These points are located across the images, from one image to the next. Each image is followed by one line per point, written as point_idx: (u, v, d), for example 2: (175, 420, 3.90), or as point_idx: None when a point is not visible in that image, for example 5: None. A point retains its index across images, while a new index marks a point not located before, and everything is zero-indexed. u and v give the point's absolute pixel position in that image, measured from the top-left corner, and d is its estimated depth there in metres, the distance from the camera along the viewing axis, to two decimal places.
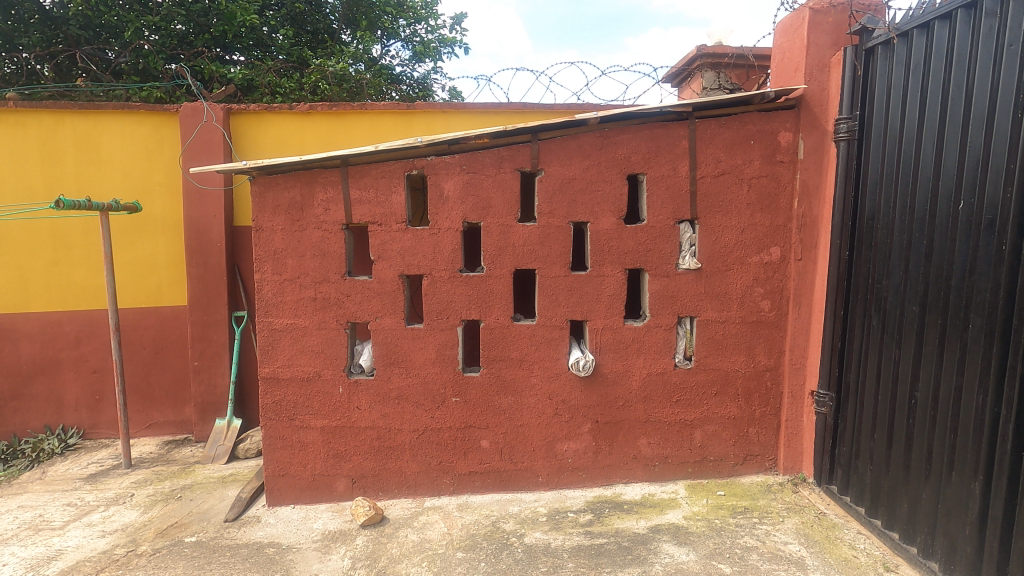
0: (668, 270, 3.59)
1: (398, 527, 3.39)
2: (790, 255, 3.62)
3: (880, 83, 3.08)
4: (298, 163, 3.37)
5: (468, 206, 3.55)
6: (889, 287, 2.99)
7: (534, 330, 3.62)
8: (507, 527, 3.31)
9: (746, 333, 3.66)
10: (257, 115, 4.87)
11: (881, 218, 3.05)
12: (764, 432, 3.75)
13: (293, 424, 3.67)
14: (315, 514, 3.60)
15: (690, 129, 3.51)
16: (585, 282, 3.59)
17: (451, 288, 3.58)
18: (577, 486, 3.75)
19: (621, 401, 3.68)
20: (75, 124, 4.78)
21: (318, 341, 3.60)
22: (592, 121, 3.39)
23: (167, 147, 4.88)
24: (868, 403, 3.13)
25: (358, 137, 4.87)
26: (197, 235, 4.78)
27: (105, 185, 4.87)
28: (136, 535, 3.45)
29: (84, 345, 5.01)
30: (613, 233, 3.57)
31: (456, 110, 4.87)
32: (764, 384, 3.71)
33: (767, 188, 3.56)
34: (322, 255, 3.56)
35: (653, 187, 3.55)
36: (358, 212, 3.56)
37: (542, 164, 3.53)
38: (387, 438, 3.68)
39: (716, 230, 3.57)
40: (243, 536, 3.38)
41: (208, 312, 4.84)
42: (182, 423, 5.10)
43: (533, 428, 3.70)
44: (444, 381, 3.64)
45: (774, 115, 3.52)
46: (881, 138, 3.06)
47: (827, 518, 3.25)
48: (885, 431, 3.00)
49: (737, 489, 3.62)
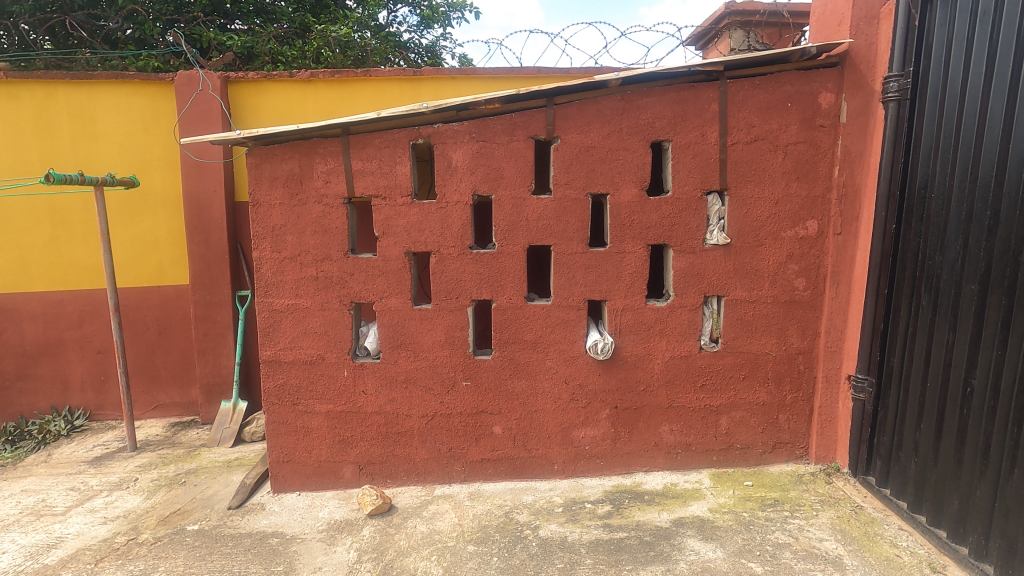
0: (694, 246, 3.32)
1: (407, 516, 3.23)
2: (828, 229, 3.33)
3: (939, 34, 2.74)
4: (297, 132, 3.14)
5: (479, 177, 3.30)
6: (943, 264, 2.70)
7: (549, 311, 3.38)
8: (520, 518, 3.13)
9: (779, 314, 3.39)
10: (257, 83, 4.62)
11: (935, 186, 2.75)
12: (795, 419, 3.51)
13: (297, 410, 3.51)
14: (321, 501, 3.45)
15: (720, 90, 3.21)
16: (605, 259, 3.34)
17: (461, 266, 3.36)
18: (595, 474, 3.56)
19: (642, 385, 3.46)
20: (70, 95, 4.58)
21: (321, 322, 3.41)
22: (613, 83, 3.10)
23: (165, 119, 4.66)
24: (914, 389, 2.87)
25: (362, 105, 4.61)
26: (197, 211, 4.59)
27: (103, 159, 4.67)
28: (138, 523, 3.34)
29: (87, 325, 4.89)
30: (635, 207, 3.30)
31: (466, 77, 4.58)
32: (797, 368, 3.46)
33: (804, 155, 3.26)
34: (324, 232, 3.34)
35: (680, 156, 3.26)
36: (360, 185, 3.32)
37: (558, 131, 3.25)
38: (395, 424, 3.51)
39: (747, 202, 3.29)
40: (247, 525, 3.25)
41: (211, 292, 4.67)
42: (189, 404, 4.99)
43: (548, 414, 3.50)
44: (454, 364, 3.44)
45: (814, 75, 3.21)
46: (938, 98, 2.73)
47: (865, 512, 3.02)
48: (933, 420, 2.74)
49: (766, 480, 3.40)
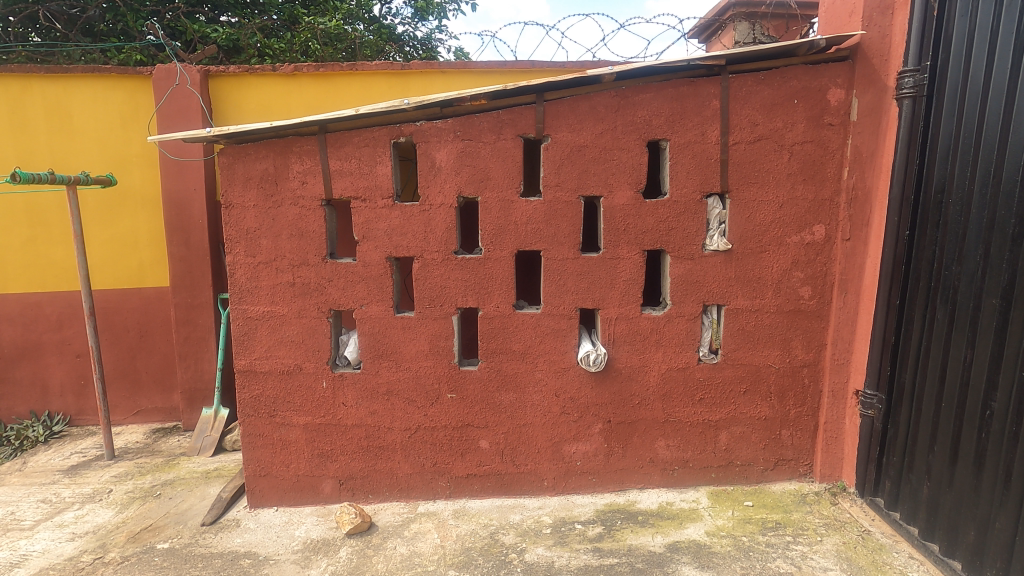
0: (692, 252, 3.12)
1: (387, 537, 3.07)
2: (836, 234, 3.12)
3: (960, 24, 2.52)
4: (271, 130, 2.96)
5: (464, 178, 3.11)
6: (961, 275, 2.49)
7: (539, 319, 3.20)
8: (506, 540, 2.96)
9: (783, 325, 3.20)
10: (239, 77, 4.43)
11: (954, 190, 2.53)
12: (799, 435, 3.32)
13: (274, 422, 3.34)
14: (298, 519, 3.29)
15: (722, 86, 3.00)
16: (598, 266, 3.14)
17: (445, 272, 3.17)
18: (587, 491, 3.38)
19: (636, 399, 3.27)
20: (45, 89, 4.41)
21: (299, 331, 3.24)
22: (607, 78, 2.90)
23: (144, 115, 4.49)
24: (927, 408, 2.68)
25: (348, 100, 4.42)
26: (178, 211, 4.43)
27: (80, 156, 4.50)
28: (106, 540, 3.18)
29: (66, 328, 4.74)
30: (630, 210, 3.10)
31: (457, 71, 4.38)
32: (801, 382, 3.26)
33: (811, 156, 3.05)
34: (300, 236, 3.16)
35: (678, 156, 3.06)
36: (339, 186, 3.13)
37: (548, 129, 3.06)
38: (377, 437, 3.34)
39: (750, 206, 3.08)
40: (219, 544, 3.09)
41: (192, 294, 4.51)
42: (172, 409, 4.84)
43: (538, 428, 3.32)
44: (438, 375, 3.27)
45: (822, 70, 3.00)
46: (958, 95, 2.52)
47: (873, 538, 2.82)
48: (948, 443, 2.54)
49: (767, 500, 3.21)
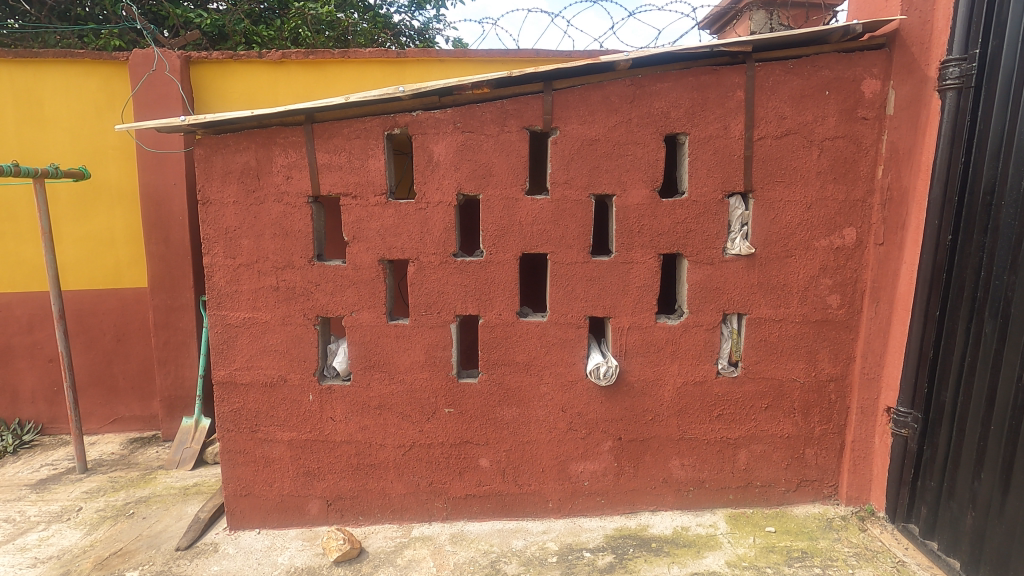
0: (712, 256, 2.87)
1: (378, 565, 2.80)
2: (868, 238, 2.87)
3: (1016, 7, 2.26)
4: (252, 119, 2.68)
5: (464, 174, 2.85)
6: (1015, 285, 2.24)
7: (545, 328, 2.94)
8: (508, 570, 2.70)
9: (809, 335, 2.95)
10: (223, 64, 4.14)
11: (1006, 191, 2.29)
12: (824, 454, 3.08)
13: (256, 437, 3.07)
14: (282, 543, 3.02)
15: (747, 76, 2.75)
16: (609, 270, 2.89)
17: (443, 276, 2.91)
18: (595, 513, 3.13)
19: (649, 415, 3.03)
20: (14, 76, 4.11)
21: (282, 339, 2.97)
22: (622, 64, 2.64)
23: (120, 104, 4.20)
24: (973, 429, 2.43)
25: (340, 89, 4.14)
26: (157, 207, 4.14)
27: (52, 147, 4.21)
28: (71, 566, 2.90)
29: (38, 331, 4.45)
30: (645, 210, 2.84)
31: (456, 59, 4.12)
32: (827, 398, 3.02)
33: (843, 152, 2.81)
34: (285, 235, 2.89)
35: (698, 151, 2.80)
36: (327, 182, 2.86)
37: (556, 121, 2.80)
38: (368, 455, 3.08)
39: (775, 206, 2.84)
40: (193, 571, 2.81)
41: (172, 296, 4.23)
42: (151, 418, 4.56)
43: (543, 446, 3.06)
44: (435, 388, 3.01)
45: (856, 59, 2.75)
46: (1014, 85, 2.26)
47: (910, 570, 2.59)
48: (998, 470, 2.30)
49: (790, 525, 2.97)
